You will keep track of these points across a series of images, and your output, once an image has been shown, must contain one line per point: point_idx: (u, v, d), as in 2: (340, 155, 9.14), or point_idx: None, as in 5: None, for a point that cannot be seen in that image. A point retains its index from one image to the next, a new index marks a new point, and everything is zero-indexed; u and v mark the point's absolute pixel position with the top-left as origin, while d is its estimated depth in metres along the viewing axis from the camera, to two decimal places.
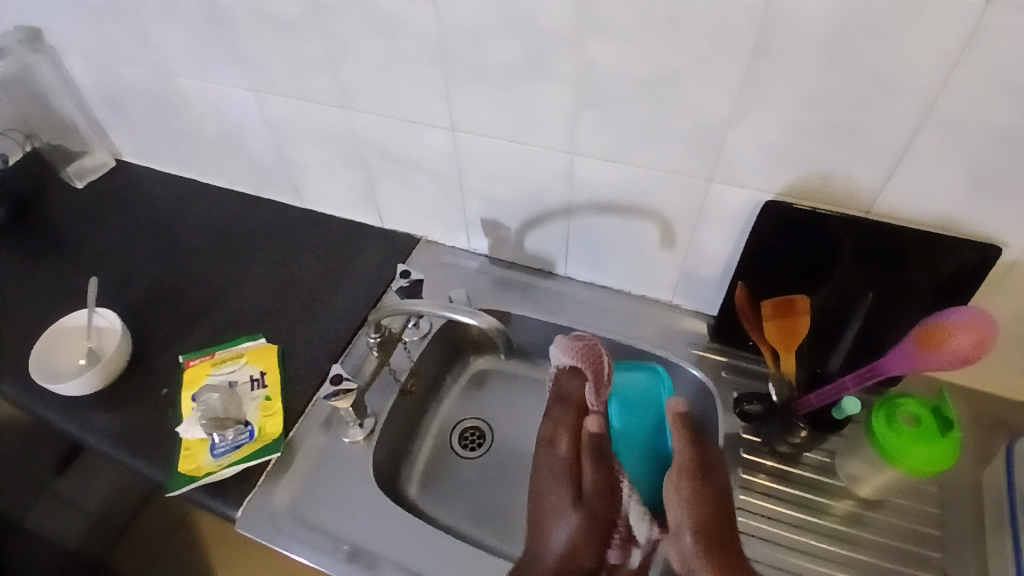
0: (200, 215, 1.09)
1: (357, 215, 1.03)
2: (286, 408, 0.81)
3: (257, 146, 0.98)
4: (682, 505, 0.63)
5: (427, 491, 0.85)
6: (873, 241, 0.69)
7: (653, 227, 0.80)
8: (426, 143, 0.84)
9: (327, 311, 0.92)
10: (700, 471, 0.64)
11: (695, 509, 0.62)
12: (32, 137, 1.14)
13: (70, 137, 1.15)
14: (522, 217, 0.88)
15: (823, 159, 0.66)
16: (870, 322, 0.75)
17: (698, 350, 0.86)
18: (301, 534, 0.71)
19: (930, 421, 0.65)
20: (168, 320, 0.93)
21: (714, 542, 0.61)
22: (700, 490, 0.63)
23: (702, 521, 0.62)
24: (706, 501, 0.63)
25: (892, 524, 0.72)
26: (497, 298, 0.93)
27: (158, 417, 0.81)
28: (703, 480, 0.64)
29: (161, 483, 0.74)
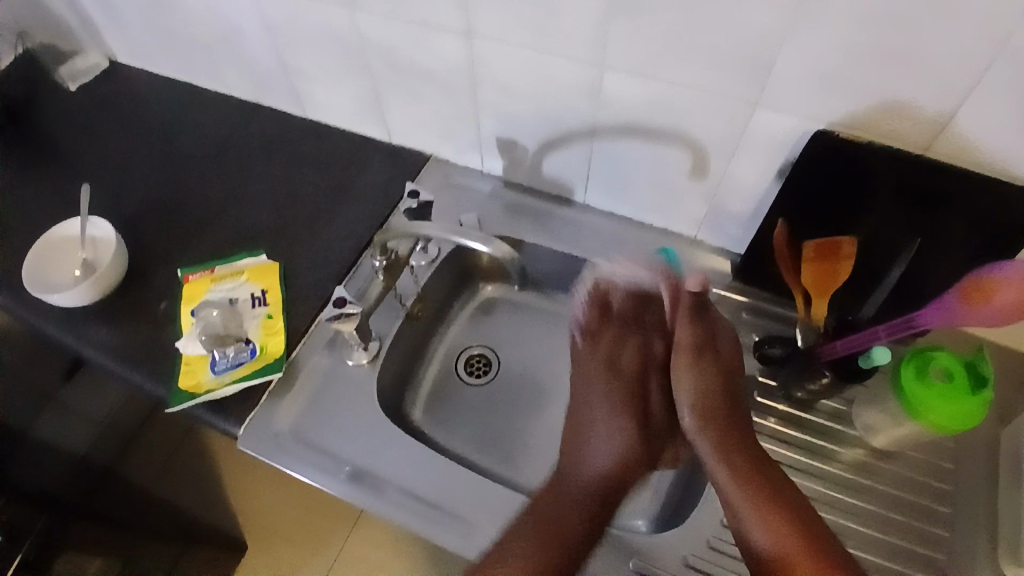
0: (196, 123, 1.02)
1: (363, 128, 0.96)
2: (287, 328, 0.79)
3: (252, 48, 0.90)
4: (687, 385, 0.64)
5: (431, 415, 0.85)
6: (926, 183, 0.63)
7: (684, 155, 0.74)
8: (437, 50, 0.76)
9: (331, 230, 0.88)
10: (704, 349, 0.65)
11: (701, 387, 0.64)
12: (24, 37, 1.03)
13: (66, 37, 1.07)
14: (539, 137, 0.81)
15: (878, 86, 0.59)
16: (909, 269, 0.69)
17: (718, 290, 0.81)
18: (304, 455, 0.70)
19: (963, 376, 0.62)
20: (165, 233, 0.89)
21: (722, 412, 0.63)
22: (696, 369, 0.64)
23: (702, 402, 0.63)
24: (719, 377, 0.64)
25: (903, 477, 0.71)
26: (509, 224, 0.88)
27: (158, 332, 0.79)
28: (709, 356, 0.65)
29: (163, 398, 0.73)
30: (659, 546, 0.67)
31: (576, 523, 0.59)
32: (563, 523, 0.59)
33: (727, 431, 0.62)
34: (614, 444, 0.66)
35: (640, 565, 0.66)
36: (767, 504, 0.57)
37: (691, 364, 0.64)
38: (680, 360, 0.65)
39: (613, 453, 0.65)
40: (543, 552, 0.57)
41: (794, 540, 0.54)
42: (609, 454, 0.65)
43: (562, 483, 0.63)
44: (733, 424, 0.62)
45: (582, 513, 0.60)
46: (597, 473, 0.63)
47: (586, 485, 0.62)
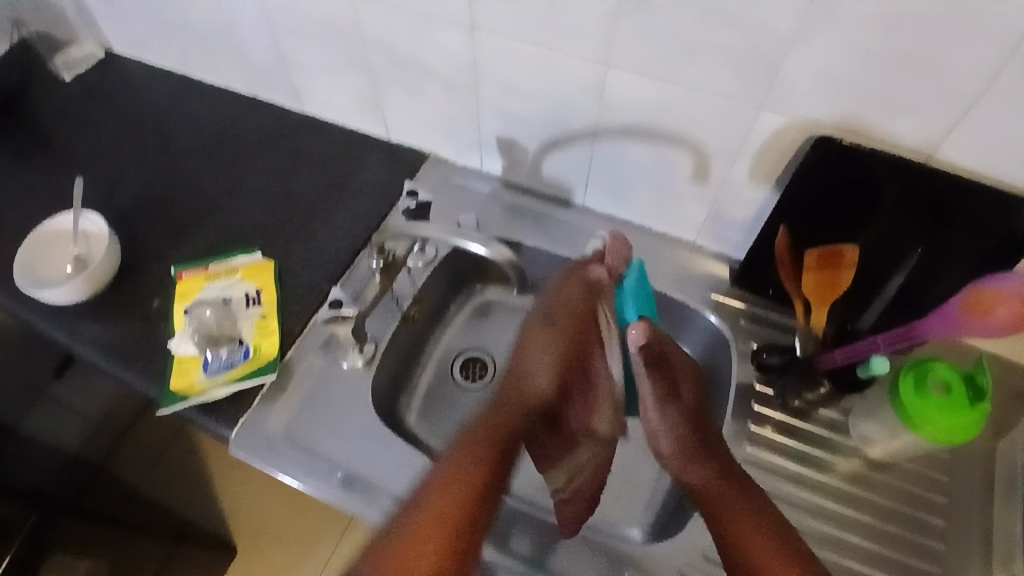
0: (192, 116, 1.00)
1: (361, 125, 0.95)
2: (281, 328, 0.78)
3: (252, 40, 0.88)
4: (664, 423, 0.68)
5: (425, 418, 0.84)
6: (930, 194, 0.62)
7: (686, 159, 0.73)
8: (439, 46, 0.75)
9: (328, 229, 0.87)
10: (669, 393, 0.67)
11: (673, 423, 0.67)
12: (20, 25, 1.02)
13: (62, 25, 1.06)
14: (541, 138, 0.80)
15: (886, 93, 0.58)
16: (911, 280, 0.69)
17: (717, 296, 0.81)
18: (297, 458, 0.69)
19: (961, 388, 0.62)
20: (159, 228, 0.88)
21: (694, 432, 0.67)
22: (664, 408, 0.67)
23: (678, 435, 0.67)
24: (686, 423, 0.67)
25: (898, 488, 0.70)
26: (508, 226, 0.87)
27: (150, 330, 0.77)
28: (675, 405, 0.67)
29: (154, 398, 0.72)
30: (654, 554, 0.67)
31: (503, 439, 0.67)
32: (482, 448, 0.65)
33: (700, 449, 0.66)
34: (552, 364, 0.72)
35: (635, 574, 0.65)
36: (739, 502, 0.62)
37: (656, 404, 0.67)
38: (650, 408, 0.68)
39: (553, 365, 0.72)
40: (475, 467, 0.62)
41: (759, 537, 0.59)
42: (545, 368, 0.72)
43: (495, 416, 0.69)
44: (707, 444, 0.66)
45: (498, 451, 0.65)
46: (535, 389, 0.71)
47: (524, 399, 0.71)
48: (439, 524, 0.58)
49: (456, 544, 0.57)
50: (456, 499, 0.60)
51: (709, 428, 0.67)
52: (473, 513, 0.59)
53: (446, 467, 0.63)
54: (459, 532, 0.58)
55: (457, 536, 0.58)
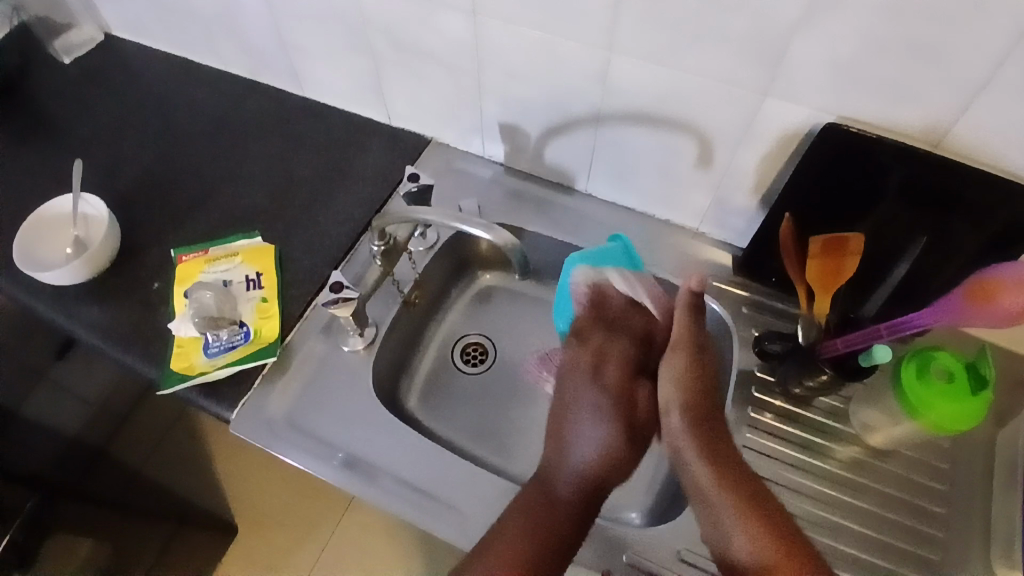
0: (192, 99, 0.99)
1: (362, 109, 0.94)
2: (282, 312, 0.77)
3: (251, 21, 0.87)
4: (677, 382, 0.61)
5: (426, 403, 0.84)
6: (934, 181, 0.62)
7: (690, 145, 0.73)
8: (441, 28, 0.74)
9: (329, 213, 0.86)
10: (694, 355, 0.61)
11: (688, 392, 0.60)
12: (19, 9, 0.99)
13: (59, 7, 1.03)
14: (543, 122, 0.80)
15: (892, 79, 0.57)
16: (913, 267, 0.69)
17: (719, 283, 0.81)
18: (298, 441, 0.69)
19: (964, 377, 0.62)
20: (159, 212, 0.87)
21: (706, 419, 0.59)
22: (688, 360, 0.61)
23: (692, 401, 0.60)
24: (693, 383, 0.60)
25: (898, 475, 0.70)
26: (510, 212, 0.87)
27: (150, 313, 0.77)
28: (695, 360, 0.61)
29: (155, 380, 0.72)
30: (654, 540, 0.67)
31: (561, 533, 0.54)
32: (531, 540, 0.53)
33: (705, 442, 0.58)
34: (599, 441, 0.59)
35: (634, 558, 0.66)
36: (754, 514, 0.54)
37: (674, 353, 0.62)
38: (666, 358, 0.62)
39: (599, 448, 0.59)
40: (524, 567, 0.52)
41: (773, 553, 0.51)
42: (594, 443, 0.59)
43: (530, 495, 0.57)
44: (716, 429, 0.59)
45: (555, 534, 0.54)
46: (573, 486, 0.57)
47: (566, 492, 0.56)
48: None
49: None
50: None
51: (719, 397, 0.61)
52: None
53: (486, 554, 0.53)
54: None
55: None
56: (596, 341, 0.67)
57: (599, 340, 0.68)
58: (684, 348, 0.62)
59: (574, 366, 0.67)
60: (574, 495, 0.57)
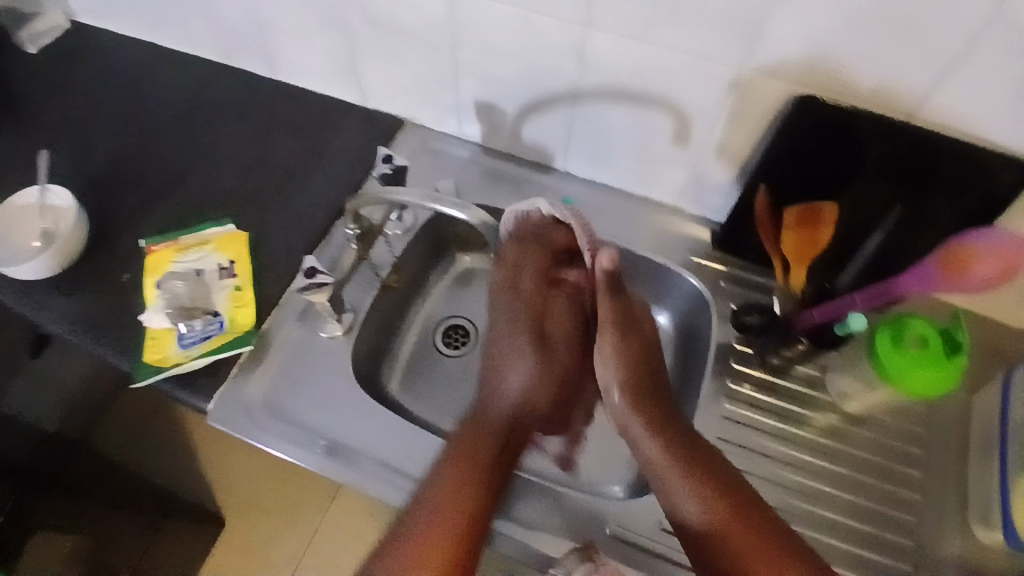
0: (159, 81, 0.96)
1: (335, 90, 0.91)
2: (257, 299, 0.76)
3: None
4: (614, 360, 0.63)
5: (408, 388, 0.83)
6: (909, 153, 0.62)
7: (668, 121, 0.72)
8: (414, 4, 0.72)
9: (304, 197, 0.84)
10: (628, 327, 0.63)
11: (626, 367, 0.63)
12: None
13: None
14: (520, 100, 0.78)
15: (869, 50, 0.57)
16: (888, 239, 0.69)
17: (698, 259, 0.80)
18: (276, 427, 0.68)
19: (938, 343, 0.62)
20: (128, 199, 0.84)
21: (645, 396, 0.63)
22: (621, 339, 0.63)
23: (630, 378, 0.63)
24: (636, 363, 0.63)
25: (874, 442, 0.72)
26: (488, 192, 0.86)
27: (121, 303, 0.75)
28: (632, 334, 0.63)
29: (129, 372, 0.71)
30: (636, 511, 0.68)
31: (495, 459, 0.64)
32: (472, 472, 0.62)
33: (653, 418, 0.62)
34: (523, 382, 0.70)
35: (617, 531, 0.67)
36: (705, 482, 0.58)
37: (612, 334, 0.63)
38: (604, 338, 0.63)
39: (523, 387, 0.70)
40: (470, 486, 0.61)
41: (724, 516, 0.56)
42: (521, 385, 0.70)
43: (470, 426, 0.67)
44: (658, 404, 0.63)
45: (491, 466, 0.63)
46: (503, 411, 0.69)
47: (492, 422, 0.68)
48: (446, 537, 0.57)
49: (469, 530, 0.58)
50: (459, 514, 0.58)
51: (658, 362, 0.65)
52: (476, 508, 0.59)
53: (448, 461, 0.62)
54: (463, 527, 0.58)
55: (463, 530, 0.58)
56: (534, 283, 0.71)
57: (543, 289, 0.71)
58: (619, 321, 0.62)
59: (516, 308, 0.72)
60: (499, 425, 0.68)
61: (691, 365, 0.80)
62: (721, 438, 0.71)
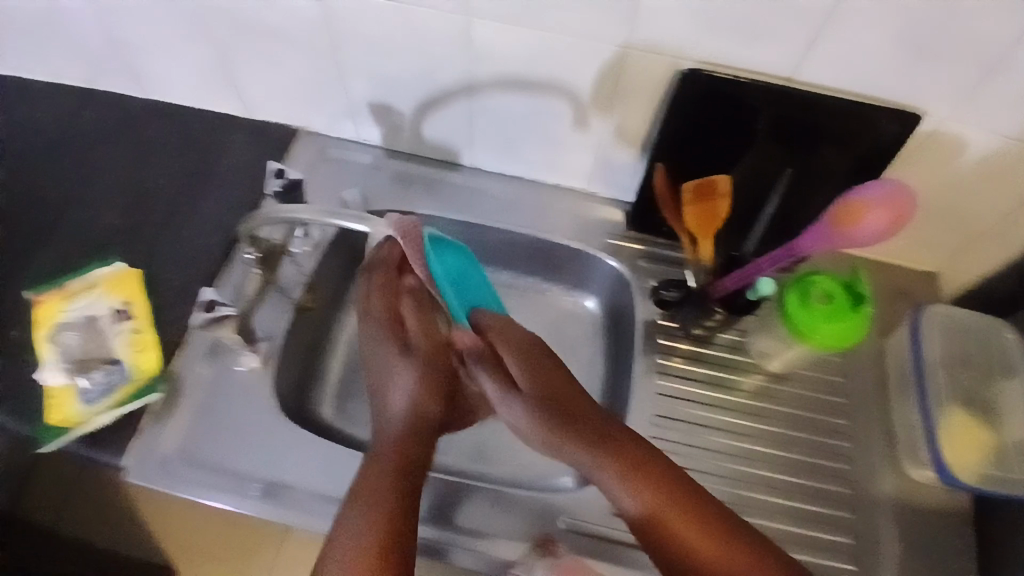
0: (21, 116, 0.88)
1: (222, 107, 0.86)
2: (161, 340, 0.71)
3: (72, 17, 0.77)
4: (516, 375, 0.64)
5: (341, 409, 0.80)
6: (794, 114, 0.63)
7: (563, 104, 0.71)
8: (285, 6, 0.68)
9: (199, 225, 0.79)
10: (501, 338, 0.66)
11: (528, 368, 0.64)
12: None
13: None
14: (415, 98, 0.76)
15: (745, 14, 0.57)
16: (787, 199, 0.70)
17: (615, 240, 0.80)
18: (201, 473, 0.65)
19: (843, 297, 0.65)
20: (1, 250, 0.77)
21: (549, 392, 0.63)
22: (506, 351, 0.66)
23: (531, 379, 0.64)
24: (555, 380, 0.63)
25: (800, 396, 0.74)
26: (397, 197, 0.83)
27: (6, 365, 0.69)
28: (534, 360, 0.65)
29: (26, 440, 0.65)
30: (583, 500, 0.68)
31: (412, 456, 0.59)
32: (384, 490, 0.56)
33: (564, 413, 0.61)
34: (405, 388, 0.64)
35: (571, 522, 0.67)
36: (651, 480, 0.57)
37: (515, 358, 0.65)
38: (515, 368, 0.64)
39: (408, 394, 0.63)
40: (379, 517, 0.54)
41: (662, 499, 0.56)
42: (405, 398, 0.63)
43: (376, 451, 0.59)
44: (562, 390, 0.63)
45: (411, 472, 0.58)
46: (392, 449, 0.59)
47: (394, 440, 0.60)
48: (376, 562, 0.51)
49: (404, 540, 0.53)
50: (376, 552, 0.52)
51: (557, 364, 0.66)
52: (401, 538, 0.53)
53: (358, 495, 0.56)
54: (393, 531, 0.53)
55: (393, 536, 0.53)
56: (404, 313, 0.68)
57: (398, 292, 0.69)
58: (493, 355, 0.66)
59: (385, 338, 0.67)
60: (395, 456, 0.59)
61: (622, 346, 0.80)
62: (656, 416, 0.72)
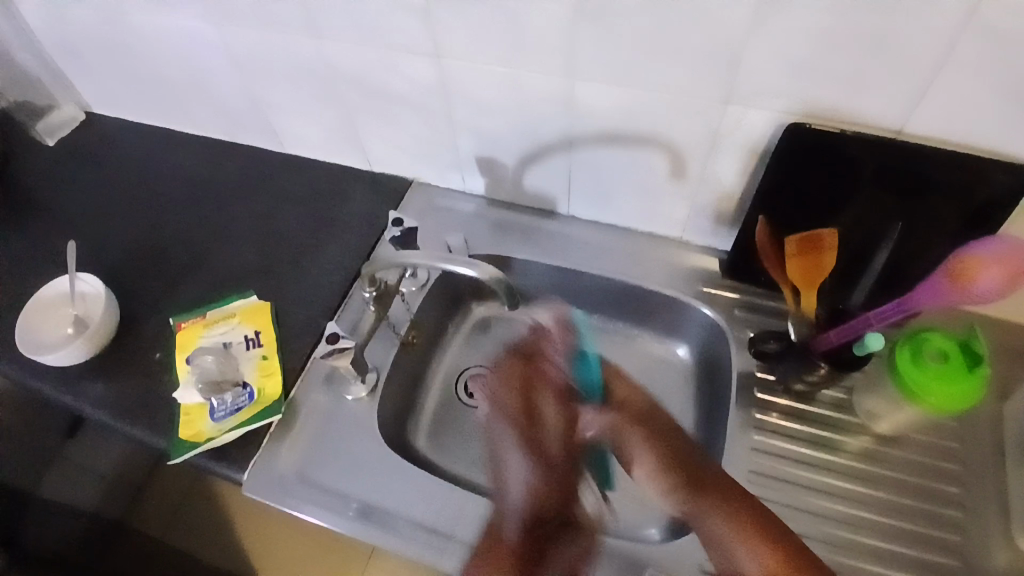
0: (174, 167, 1.02)
1: (342, 160, 0.96)
2: (284, 367, 0.79)
3: (226, 86, 0.90)
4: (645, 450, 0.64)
5: (435, 442, 0.84)
6: (899, 167, 0.63)
7: (661, 158, 0.74)
8: (408, 74, 0.76)
9: (319, 265, 0.88)
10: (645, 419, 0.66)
11: (656, 448, 0.64)
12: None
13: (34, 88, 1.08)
14: (518, 153, 0.82)
15: (846, 72, 0.59)
16: (897, 252, 0.70)
17: (709, 289, 0.82)
18: (311, 494, 0.70)
19: (958, 356, 0.62)
20: (154, 282, 0.88)
21: (678, 469, 0.62)
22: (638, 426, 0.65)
23: (662, 460, 0.63)
24: (661, 442, 0.64)
25: (911, 460, 0.70)
26: (495, 243, 0.88)
27: (153, 383, 0.78)
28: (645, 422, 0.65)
29: (165, 450, 0.73)
30: (676, 553, 0.67)
31: (538, 532, 0.60)
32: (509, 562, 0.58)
33: (690, 488, 0.60)
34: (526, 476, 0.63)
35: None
36: (759, 537, 0.56)
37: (627, 423, 0.65)
38: (625, 430, 0.65)
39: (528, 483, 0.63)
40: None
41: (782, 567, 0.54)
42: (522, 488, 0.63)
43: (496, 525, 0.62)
44: (688, 468, 0.61)
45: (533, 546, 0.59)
46: (521, 526, 0.61)
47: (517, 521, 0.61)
48: None
49: None
50: None
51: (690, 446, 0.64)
52: None
53: (485, 558, 0.60)
54: None
55: None
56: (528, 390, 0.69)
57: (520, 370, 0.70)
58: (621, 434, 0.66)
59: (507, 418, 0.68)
60: (524, 534, 0.60)
61: (715, 396, 0.80)
62: (754, 471, 0.71)
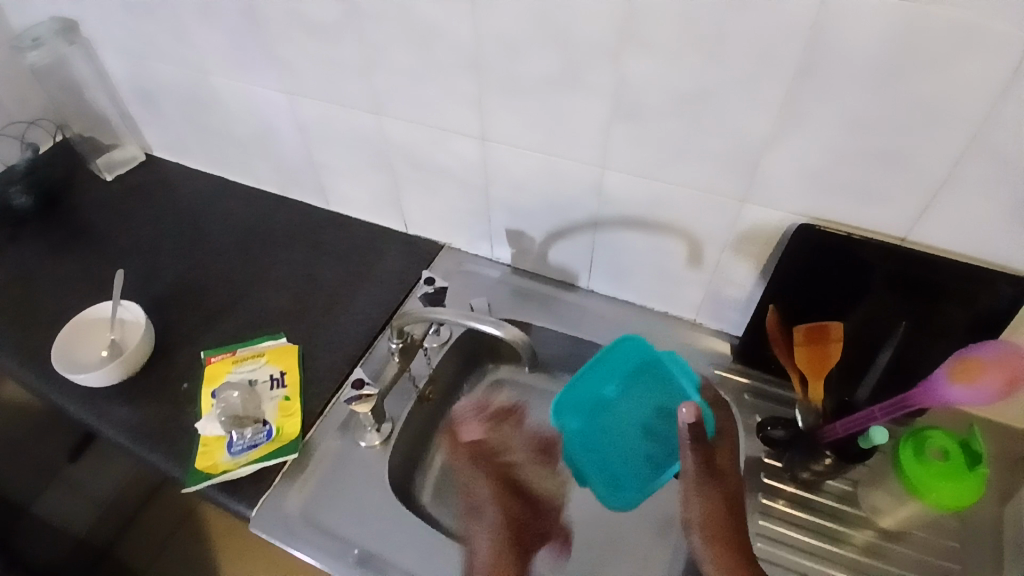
0: (225, 212, 1.10)
1: (381, 221, 1.04)
2: (304, 408, 0.81)
3: (285, 145, 0.99)
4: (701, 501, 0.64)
5: (439, 498, 0.85)
6: (907, 270, 0.68)
7: (681, 244, 0.80)
8: (456, 150, 0.84)
9: (349, 315, 0.92)
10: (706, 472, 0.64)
11: (709, 504, 0.63)
12: (64, 128, 1.19)
13: (104, 129, 1.19)
14: (546, 228, 0.88)
15: (856, 183, 0.65)
16: (900, 352, 0.73)
17: (720, 371, 0.85)
18: (314, 536, 0.70)
19: (959, 456, 0.65)
20: (190, 315, 0.93)
21: (721, 536, 0.63)
22: (706, 486, 0.64)
23: (710, 514, 0.63)
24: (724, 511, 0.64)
25: (915, 558, 0.70)
26: (517, 309, 0.93)
27: (176, 411, 0.81)
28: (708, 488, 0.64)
29: (178, 479, 0.75)
30: None
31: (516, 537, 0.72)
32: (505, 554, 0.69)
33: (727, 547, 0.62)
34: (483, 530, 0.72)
35: None
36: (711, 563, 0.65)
37: (692, 487, 0.64)
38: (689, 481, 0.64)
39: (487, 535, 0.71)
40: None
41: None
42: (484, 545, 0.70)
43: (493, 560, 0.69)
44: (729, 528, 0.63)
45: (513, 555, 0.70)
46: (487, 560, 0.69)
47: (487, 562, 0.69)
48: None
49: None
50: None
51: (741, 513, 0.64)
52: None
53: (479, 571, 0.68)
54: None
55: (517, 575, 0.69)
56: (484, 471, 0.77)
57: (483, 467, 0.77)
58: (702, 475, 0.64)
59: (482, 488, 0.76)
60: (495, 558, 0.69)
61: None
62: (757, 556, 0.71)
